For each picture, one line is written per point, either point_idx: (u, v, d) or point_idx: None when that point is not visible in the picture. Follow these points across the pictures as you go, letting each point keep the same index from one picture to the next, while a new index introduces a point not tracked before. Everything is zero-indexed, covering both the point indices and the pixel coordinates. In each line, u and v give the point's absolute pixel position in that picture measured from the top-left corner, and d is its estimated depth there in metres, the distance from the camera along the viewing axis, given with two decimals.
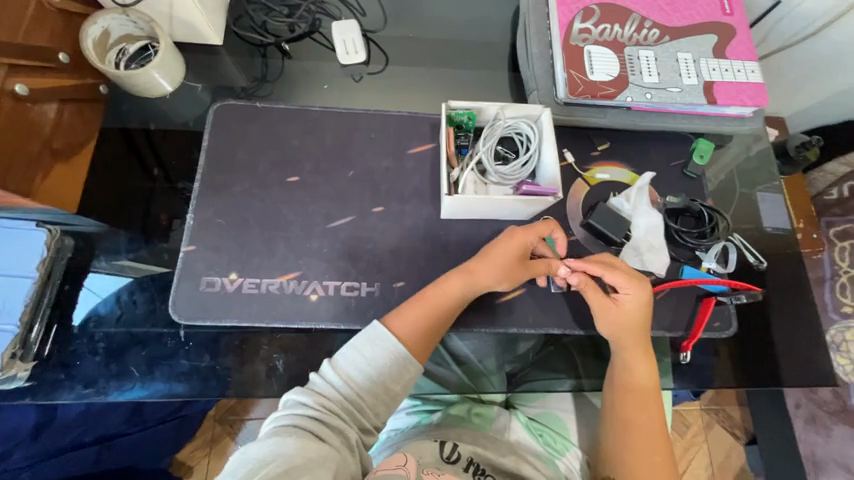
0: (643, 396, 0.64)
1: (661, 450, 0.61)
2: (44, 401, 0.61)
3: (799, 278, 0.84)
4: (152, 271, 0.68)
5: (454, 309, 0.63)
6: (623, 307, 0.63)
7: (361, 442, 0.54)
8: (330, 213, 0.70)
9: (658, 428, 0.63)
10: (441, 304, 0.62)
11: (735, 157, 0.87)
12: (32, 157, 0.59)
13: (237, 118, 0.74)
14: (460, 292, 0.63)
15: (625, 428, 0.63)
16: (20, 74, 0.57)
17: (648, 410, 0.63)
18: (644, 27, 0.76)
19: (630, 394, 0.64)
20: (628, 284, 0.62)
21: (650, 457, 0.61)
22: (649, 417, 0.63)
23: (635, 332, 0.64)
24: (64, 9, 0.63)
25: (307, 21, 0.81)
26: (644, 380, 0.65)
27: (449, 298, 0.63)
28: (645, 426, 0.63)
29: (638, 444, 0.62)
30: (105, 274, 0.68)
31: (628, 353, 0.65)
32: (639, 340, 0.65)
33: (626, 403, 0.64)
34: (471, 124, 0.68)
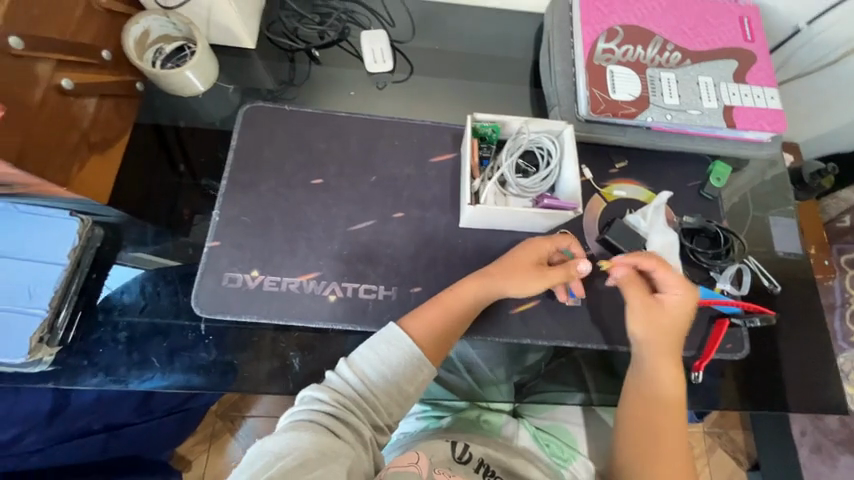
0: (672, 400, 0.64)
1: (682, 455, 0.62)
2: (66, 385, 0.63)
3: (811, 304, 0.84)
4: (166, 264, 0.70)
5: (469, 312, 0.64)
6: (666, 306, 0.65)
7: (374, 439, 0.54)
8: (352, 216, 0.72)
9: (681, 434, 0.63)
10: (456, 307, 0.63)
11: (750, 181, 0.88)
12: (70, 148, 0.61)
13: (266, 120, 0.76)
14: (476, 295, 0.64)
15: (650, 431, 0.63)
16: (66, 69, 0.60)
17: (676, 414, 0.64)
18: (666, 50, 0.77)
19: (660, 397, 0.64)
20: (675, 285, 0.64)
21: (673, 462, 0.61)
22: (675, 422, 0.63)
23: (673, 333, 0.65)
24: (111, 9, 0.66)
25: (336, 29, 0.83)
26: (673, 384, 0.65)
27: (464, 301, 0.64)
28: (671, 429, 0.63)
29: (662, 446, 0.62)
30: (130, 266, 0.70)
31: (662, 355, 0.65)
32: (674, 342, 0.65)
33: (654, 406, 0.64)
34: (494, 137, 0.70)
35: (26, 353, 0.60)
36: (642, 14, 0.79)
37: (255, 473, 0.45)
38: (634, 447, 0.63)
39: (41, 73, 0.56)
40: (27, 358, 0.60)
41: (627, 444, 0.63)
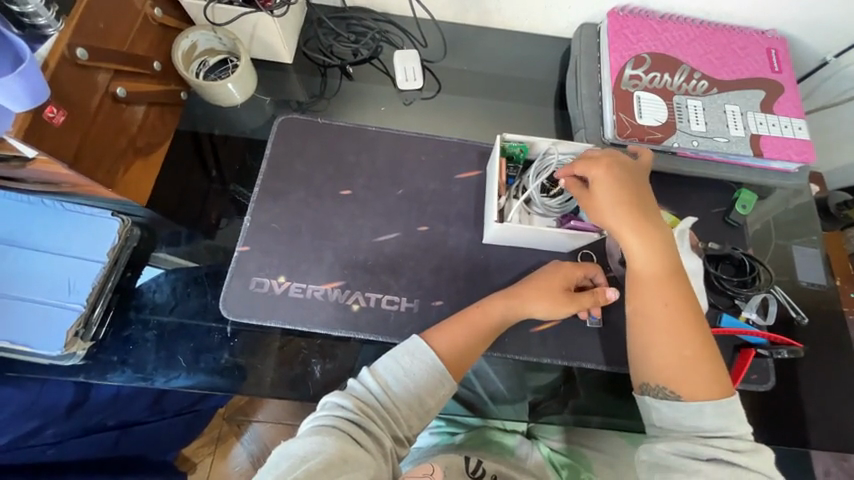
0: (655, 288, 0.62)
1: (685, 340, 0.61)
2: (97, 379, 0.65)
3: (840, 338, 0.82)
4: (187, 265, 0.73)
5: (495, 331, 0.64)
6: (600, 191, 0.62)
7: (394, 450, 0.54)
8: (378, 228, 0.73)
9: (677, 319, 0.61)
10: (479, 323, 0.64)
11: (776, 209, 0.88)
12: (117, 151, 0.65)
13: (299, 131, 0.79)
14: (502, 313, 0.65)
15: (646, 330, 0.62)
16: (122, 79, 0.64)
17: (663, 302, 0.62)
18: (694, 78, 0.79)
19: (643, 289, 0.63)
20: (601, 169, 0.62)
21: (676, 351, 0.60)
22: (665, 313, 0.62)
23: (630, 215, 0.62)
24: (165, 24, 0.70)
25: (370, 47, 0.87)
26: (651, 269, 0.62)
27: (489, 321, 0.64)
28: (665, 324, 0.61)
29: (662, 338, 0.61)
30: (162, 267, 0.72)
31: (629, 243, 0.63)
32: (638, 220, 0.62)
33: (640, 299, 0.63)
34: (521, 157, 0.71)
35: (62, 346, 0.62)
36: (670, 42, 0.81)
37: (282, 474, 0.47)
38: (637, 351, 0.63)
39: (99, 82, 0.60)
40: (63, 351, 0.62)
41: (631, 350, 0.64)
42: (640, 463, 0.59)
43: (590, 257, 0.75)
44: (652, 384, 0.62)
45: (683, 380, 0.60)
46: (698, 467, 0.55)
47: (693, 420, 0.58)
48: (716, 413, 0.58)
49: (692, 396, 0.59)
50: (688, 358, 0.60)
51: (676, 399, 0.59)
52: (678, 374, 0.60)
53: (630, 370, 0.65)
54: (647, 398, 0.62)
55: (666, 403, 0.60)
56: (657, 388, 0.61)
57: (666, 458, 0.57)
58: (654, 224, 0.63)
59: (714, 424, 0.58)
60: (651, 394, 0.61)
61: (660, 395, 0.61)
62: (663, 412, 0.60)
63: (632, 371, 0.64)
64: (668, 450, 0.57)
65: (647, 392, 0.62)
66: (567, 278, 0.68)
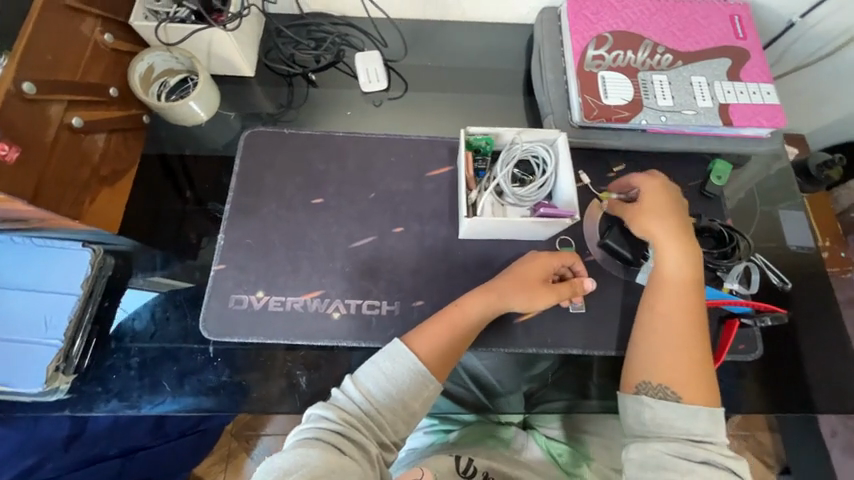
0: (678, 293, 0.65)
1: (694, 346, 0.63)
2: (82, 411, 0.66)
3: (827, 299, 0.82)
4: (178, 286, 0.72)
5: (474, 329, 0.64)
6: (649, 202, 0.69)
7: (381, 461, 0.54)
8: (353, 233, 0.73)
9: (693, 325, 0.64)
10: (458, 324, 0.63)
11: (756, 177, 0.87)
12: (80, 182, 0.64)
13: (267, 144, 0.78)
14: (480, 311, 0.64)
15: (660, 334, 0.64)
16: (77, 108, 0.63)
17: (682, 307, 0.64)
18: (657, 52, 0.78)
19: (667, 292, 0.65)
20: (664, 181, 0.70)
21: (688, 355, 0.62)
22: (681, 318, 0.64)
23: (672, 224, 0.67)
24: (117, 49, 0.69)
25: (332, 52, 0.86)
26: (681, 276, 0.65)
27: (468, 321, 0.64)
28: (678, 330, 0.63)
29: (676, 342, 0.63)
30: (157, 290, 0.72)
31: (664, 248, 0.66)
32: (676, 229, 0.66)
33: (662, 301, 0.65)
34: (488, 149, 0.71)
35: (43, 382, 0.63)
36: (631, 19, 0.80)
37: None
38: (645, 351, 0.64)
39: (53, 114, 0.60)
40: (44, 387, 0.63)
41: (638, 350, 0.64)
42: (629, 461, 0.58)
43: (569, 243, 0.75)
44: (653, 383, 0.62)
45: (685, 383, 0.61)
46: (691, 468, 0.55)
47: (685, 423, 0.58)
48: (709, 420, 0.59)
49: (690, 400, 0.60)
50: (695, 363, 0.62)
51: (674, 400, 0.60)
52: (680, 377, 0.61)
53: (629, 368, 0.64)
54: (643, 396, 0.61)
55: (661, 402, 0.60)
56: (657, 388, 0.61)
57: (660, 458, 0.56)
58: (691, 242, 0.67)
59: (704, 428, 0.58)
60: (649, 393, 0.61)
61: (659, 395, 0.61)
62: (657, 410, 0.59)
63: (633, 368, 0.64)
64: (661, 449, 0.57)
65: (644, 391, 0.61)
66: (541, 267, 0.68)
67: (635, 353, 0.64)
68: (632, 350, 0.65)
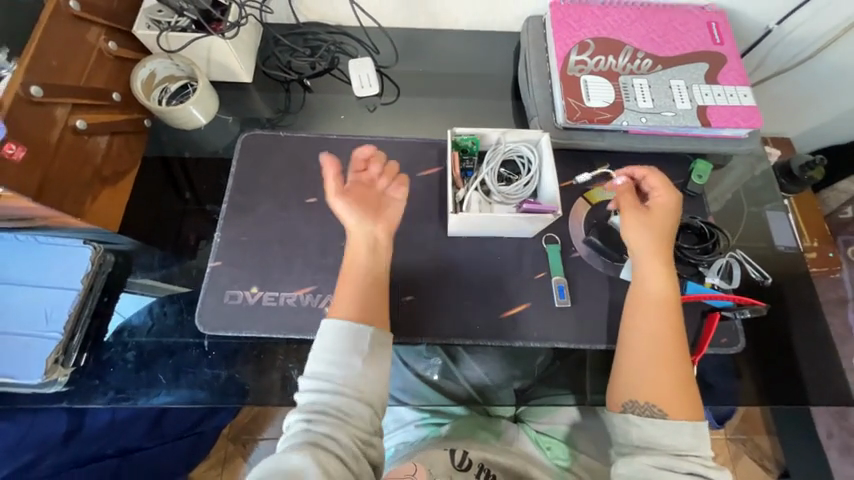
0: (660, 309, 0.67)
1: (676, 361, 0.64)
2: (79, 404, 0.68)
3: (807, 296, 0.85)
4: (174, 289, 0.74)
5: (374, 275, 0.66)
6: (658, 212, 0.71)
7: (358, 442, 0.56)
8: (345, 231, 0.75)
9: (674, 339, 0.65)
10: (353, 275, 0.65)
11: (734, 178, 0.91)
12: (83, 182, 0.67)
13: (263, 146, 0.81)
14: (371, 258, 0.66)
15: (643, 349, 0.65)
16: (81, 111, 0.66)
17: (663, 320, 0.66)
18: (637, 57, 0.81)
19: (649, 307, 0.67)
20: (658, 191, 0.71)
21: (670, 369, 0.63)
22: (662, 332, 0.65)
23: (661, 238, 0.69)
24: (121, 56, 0.73)
25: (327, 59, 0.89)
26: (663, 291, 0.67)
27: (359, 268, 0.65)
28: (660, 345, 0.65)
29: (658, 358, 0.64)
30: (155, 295, 0.74)
31: (651, 264, 0.68)
32: (664, 245, 0.69)
33: (645, 314, 0.67)
34: (474, 149, 0.74)
35: (42, 374, 0.64)
36: (612, 26, 0.83)
37: None
38: (629, 368, 0.65)
39: (58, 116, 0.63)
40: (43, 379, 0.65)
41: (621, 368, 0.65)
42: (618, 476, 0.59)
43: (556, 240, 0.77)
44: (639, 402, 0.62)
45: (669, 398, 0.62)
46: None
47: (671, 440, 0.59)
48: (694, 434, 0.60)
49: (676, 415, 0.61)
50: (678, 378, 0.63)
51: (661, 417, 0.61)
52: (664, 393, 0.62)
53: (613, 388, 0.65)
54: (630, 415, 0.61)
55: (648, 420, 0.60)
56: (644, 407, 0.62)
57: (647, 471, 0.57)
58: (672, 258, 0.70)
59: (689, 442, 0.59)
60: (636, 411, 0.62)
61: (647, 412, 0.61)
62: (644, 429, 0.60)
63: (618, 388, 0.64)
64: (649, 463, 0.57)
65: (631, 410, 0.62)
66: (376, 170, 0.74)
67: (620, 373, 0.65)
68: (618, 370, 0.65)
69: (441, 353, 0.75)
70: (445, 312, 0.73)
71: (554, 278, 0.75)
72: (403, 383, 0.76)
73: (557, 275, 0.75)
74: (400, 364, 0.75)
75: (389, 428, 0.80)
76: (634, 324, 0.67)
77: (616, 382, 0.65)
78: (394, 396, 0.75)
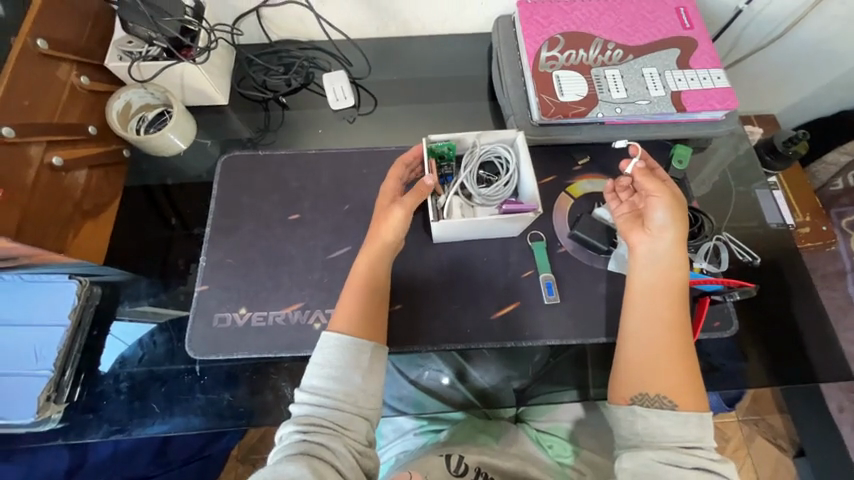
0: (666, 300, 0.65)
1: (682, 350, 0.63)
2: (75, 439, 0.68)
3: (799, 272, 0.85)
4: (171, 314, 0.74)
5: (374, 283, 0.66)
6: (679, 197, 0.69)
7: (354, 452, 0.56)
8: (329, 245, 0.75)
9: (680, 328, 0.64)
10: (361, 282, 0.66)
11: (716, 160, 0.91)
12: (62, 219, 0.67)
13: (243, 167, 0.81)
14: (373, 266, 0.67)
15: (650, 338, 0.64)
16: (57, 148, 0.67)
17: (670, 310, 0.65)
18: (608, 49, 0.81)
19: (657, 298, 0.66)
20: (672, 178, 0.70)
21: (678, 359, 0.62)
22: (670, 320, 0.64)
23: (678, 226, 0.67)
24: (94, 89, 0.74)
25: (301, 75, 0.89)
26: (672, 280, 0.66)
27: (362, 271, 0.67)
28: (667, 333, 0.64)
29: (665, 347, 0.63)
30: (154, 321, 0.74)
31: (666, 251, 0.66)
32: (681, 234, 0.67)
33: (653, 303, 0.66)
34: (451, 154, 0.73)
35: (35, 413, 0.66)
36: (580, 20, 0.84)
37: None
38: (636, 358, 0.63)
39: (33, 155, 0.63)
40: (36, 417, 0.66)
41: (629, 358, 0.64)
42: (622, 471, 0.57)
43: (540, 237, 0.77)
44: (649, 394, 0.61)
45: (678, 388, 0.61)
46: (681, 475, 0.55)
47: (678, 431, 0.58)
48: (700, 426, 0.58)
49: (685, 406, 0.60)
50: (685, 366, 0.62)
51: (671, 408, 0.60)
52: (673, 383, 0.61)
53: (618, 382, 0.64)
54: (637, 407, 0.60)
55: (656, 413, 0.59)
56: (654, 399, 0.61)
57: (653, 466, 0.56)
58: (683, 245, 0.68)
59: (695, 434, 0.58)
60: (645, 404, 0.61)
61: (657, 404, 0.60)
62: (649, 420, 0.59)
63: (624, 381, 0.63)
64: (653, 458, 0.56)
65: (640, 403, 0.61)
66: (406, 164, 0.72)
67: (627, 366, 0.63)
68: (624, 363, 0.64)
69: (438, 359, 0.75)
70: (435, 318, 0.73)
71: (542, 275, 0.75)
72: (400, 393, 0.75)
73: (544, 271, 0.75)
74: (396, 373, 0.75)
75: (388, 438, 0.80)
76: (642, 311, 0.66)
77: (623, 374, 0.64)
78: (390, 406, 0.74)
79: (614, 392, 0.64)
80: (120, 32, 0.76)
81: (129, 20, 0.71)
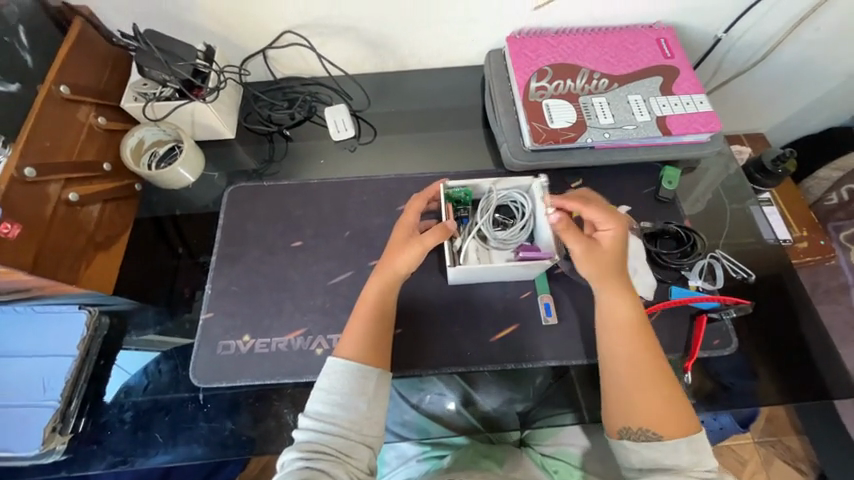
0: (627, 336, 0.65)
1: (657, 382, 0.62)
2: (78, 471, 0.69)
3: (797, 288, 0.85)
4: (176, 342, 0.75)
5: (381, 310, 0.67)
6: (607, 243, 0.68)
7: None
8: (331, 271, 0.77)
9: (651, 361, 0.63)
10: (369, 309, 0.67)
11: (707, 180, 0.94)
12: (76, 251, 0.70)
13: (249, 197, 0.85)
14: (382, 292, 0.68)
15: (618, 377, 0.63)
16: (74, 185, 0.71)
17: (634, 344, 0.64)
18: (594, 78, 0.86)
19: (616, 336, 0.65)
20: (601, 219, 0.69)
21: (653, 393, 0.61)
22: (635, 355, 0.64)
23: (609, 267, 0.67)
24: (110, 129, 0.78)
25: (305, 108, 0.94)
26: (627, 316, 0.66)
27: (370, 298, 0.67)
28: (635, 368, 0.63)
29: (639, 382, 0.62)
30: (158, 349, 0.76)
31: (610, 290, 0.67)
32: (616, 277, 0.67)
33: (613, 342, 0.65)
34: (467, 199, 0.76)
35: (40, 444, 0.66)
36: (567, 52, 0.89)
37: None
38: (610, 397, 0.63)
39: (52, 192, 0.67)
40: (40, 449, 0.66)
41: (604, 396, 0.64)
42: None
43: None
44: (633, 428, 0.60)
45: (661, 420, 0.60)
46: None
47: (673, 459, 0.58)
48: (699, 449, 0.58)
49: (671, 434, 0.59)
50: (666, 397, 0.61)
51: (657, 440, 0.59)
52: (656, 413, 0.60)
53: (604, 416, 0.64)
54: (626, 442, 0.60)
55: (644, 445, 0.59)
56: (639, 431, 0.60)
57: None
58: (624, 279, 0.68)
59: (695, 457, 0.58)
60: (631, 438, 0.60)
61: (642, 438, 0.60)
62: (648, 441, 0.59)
63: (608, 416, 0.63)
64: None
65: (627, 436, 0.61)
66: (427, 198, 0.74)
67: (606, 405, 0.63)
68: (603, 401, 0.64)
69: (439, 383, 0.75)
70: (435, 342, 0.73)
71: (540, 296, 0.76)
72: (403, 418, 0.75)
73: (543, 293, 0.76)
74: (398, 398, 0.75)
75: (391, 465, 0.79)
76: (605, 350, 0.66)
77: (606, 410, 0.64)
78: (393, 432, 0.74)
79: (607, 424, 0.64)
80: (135, 76, 0.81)
81: (145, 65, 0.76)
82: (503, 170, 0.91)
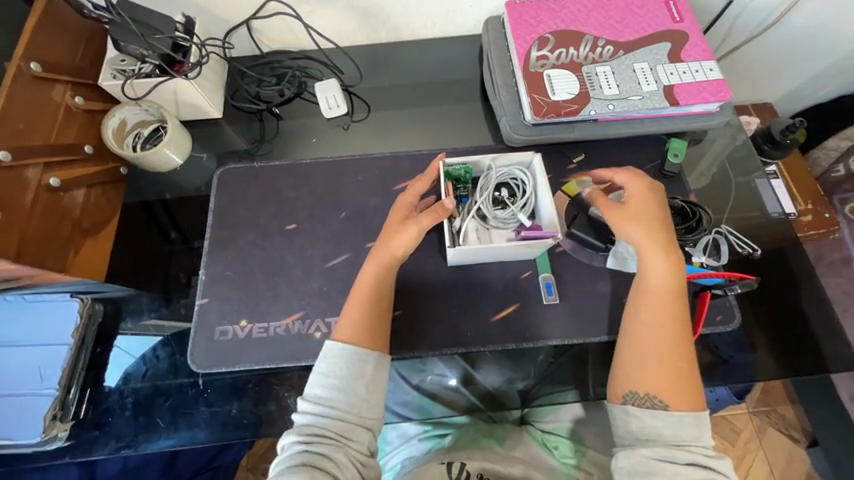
0: (661, 303, 0.64)
1: (679, 352, 0.62)
2: (83, 456, 0.70)
3: (803, 261, 0.84)
4: (175, 327, 0.75)
5: (378, 293, 0.65)
6: (653, 200, 0.68)
7: (357, 463, 0.56)
8: (327, 253, 0.76)
9: (679, 333, 0.63)
10: (364, 291, 0.65)
11: (714, 152, 0.91)
12: (63, 237, 0.68)
13: (239, 179, 0.82)
14: (379, 274, 0.66)
15: (644, 342, 0.63)
16: (53, 169, 0.68)
17: (668, 312, 0.63)
18: (598, 46, 0.81)
19: (651, 301, 0.64)
20: (646, 185, 0.69)
21: (671, 362, 0.61)
22: (665, 322, 0.63)
23: (656, 230, 0.65)
24: (89, 109, 0.75)
25: (294, 84, 0.89)
26: (666, 282, 0.64)
27: (367, 281, 0.66)
28: (664, 334, 0.63)
29: (662, 350, 0.62)
30: (159, 335, 0.75)
31: (655, 254, 0.65)
32: (662, 236, 0.65)
33: (647, 307, 0.64)
34: (467, 177, 0.73)
35: (42, 431, 0.66)
36: (569, 18, 0.83)
37: None
38: (628, 361, 0.63)
39: (30, 177, 0.64)
40: (43, 436, 0.67)
41: (621, 359, 0.64)
42: (619, 469, 0.57)
43: None
44: (639, 394, 0.61)
45: (673, 390, 0.60)
46: (675, 471, 0.55)
47: (675, 435, 0.58)
48: (696, 427, 0.58)
49: (677, 407, 0.59)
50: (681, 367, 0.61)
51: (663, 408, 0.59)
52: (667, 382, 0.60)
53: (613, 379, 0.64)
54: (629, 407, 0.60)
55: (648, 412, 0.59)
56: (645, 398, 0.60)
57: (648, 463, 0.56)
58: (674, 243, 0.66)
59: (692, 433, 0.58)
60: (637, 403, 0.60)
61: (647, 404, 0.60)
62: (644, 419, 0.59)
63: (619, 379, 0.63)
64: (648, 455, 0.56)
65: (631, 401, 0.61)
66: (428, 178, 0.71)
67: (622, 367, 0.63)
68: (620, 362, 0.64)
69: (439, 363, 0.75)
70: (435, 323, 0.73)
71: (542, 275, 0.75)
72: (404, 399, 0.75)
73: (543, 272, 0.75)
74: (399, 380, 0.75)
75: (394, 445, 0.80)
76: (636, 312, 0.65)
77: (618, 374, 0.63)
78: (395, 412, 0.74)
79: (610, 390, 0.64)
80: (113, 51, 0.77)
81: (121, 38, 0.72)
82: (503, 145, 0.87)
